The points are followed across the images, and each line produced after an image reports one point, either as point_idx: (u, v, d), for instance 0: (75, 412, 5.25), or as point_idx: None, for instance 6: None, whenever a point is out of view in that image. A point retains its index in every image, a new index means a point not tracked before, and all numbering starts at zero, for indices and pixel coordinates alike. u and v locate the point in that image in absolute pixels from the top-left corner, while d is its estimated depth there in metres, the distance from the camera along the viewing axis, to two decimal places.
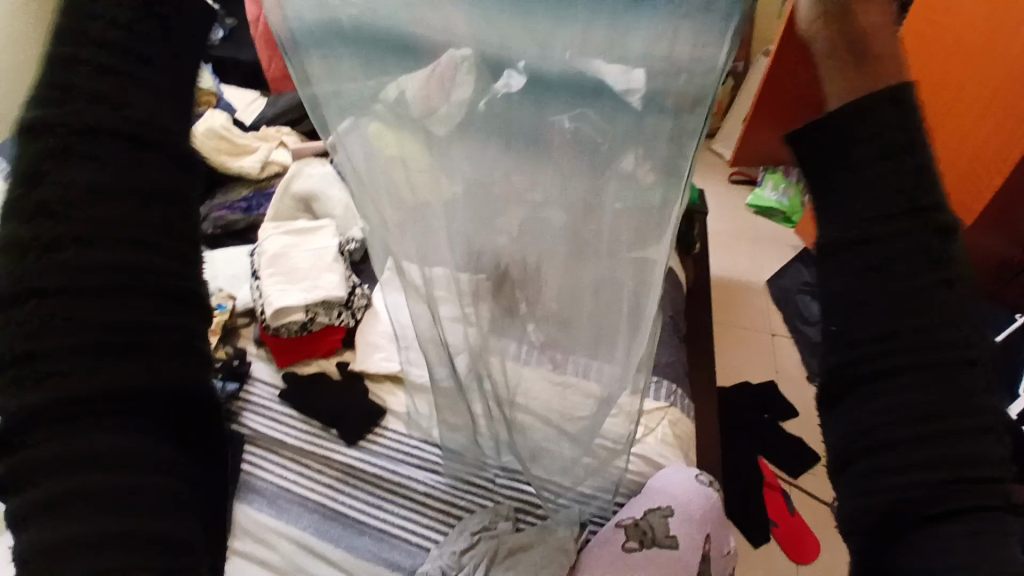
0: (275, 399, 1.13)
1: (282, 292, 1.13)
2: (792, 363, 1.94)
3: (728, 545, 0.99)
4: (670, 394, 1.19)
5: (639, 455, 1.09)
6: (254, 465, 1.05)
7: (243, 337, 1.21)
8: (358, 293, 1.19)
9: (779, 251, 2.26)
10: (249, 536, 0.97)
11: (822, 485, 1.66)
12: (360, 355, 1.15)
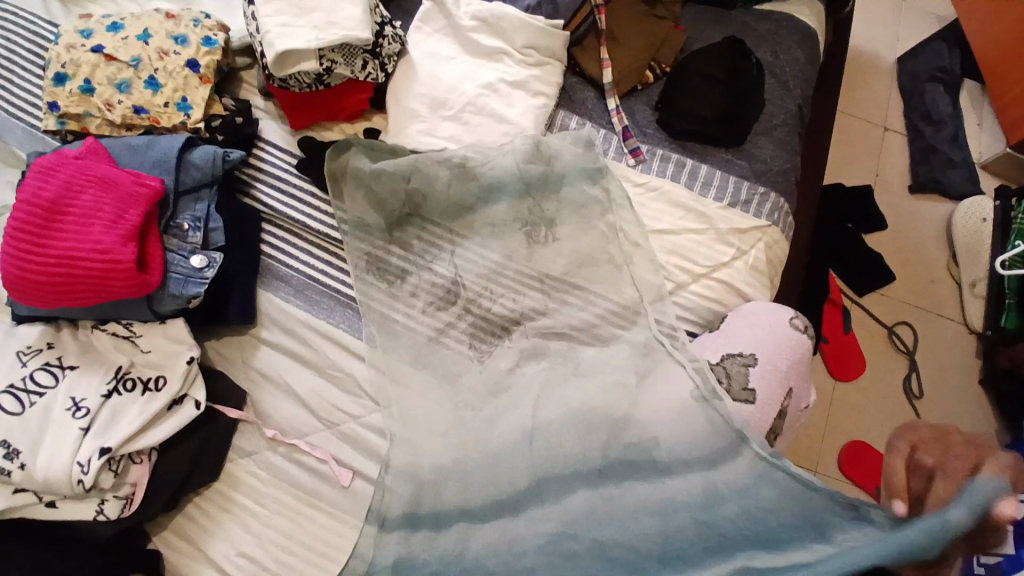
0: (292, 171, 0.93)
1: (285, 31, 0.81)
2: (897, 168, 1.64)
3: (807, 400, 0.90)
4: (775, 211, 0.94)
5: (721, 281, 0.90)
6: (276, 248, 0.90)
7: (245, 87, 0.95)
8: (387, 36, 0.89)
9: (918, 22, 1.79)
10: (276, 327, 0.87)
11: (887, 308, 1.53)
12: (394, 123, 0.94)
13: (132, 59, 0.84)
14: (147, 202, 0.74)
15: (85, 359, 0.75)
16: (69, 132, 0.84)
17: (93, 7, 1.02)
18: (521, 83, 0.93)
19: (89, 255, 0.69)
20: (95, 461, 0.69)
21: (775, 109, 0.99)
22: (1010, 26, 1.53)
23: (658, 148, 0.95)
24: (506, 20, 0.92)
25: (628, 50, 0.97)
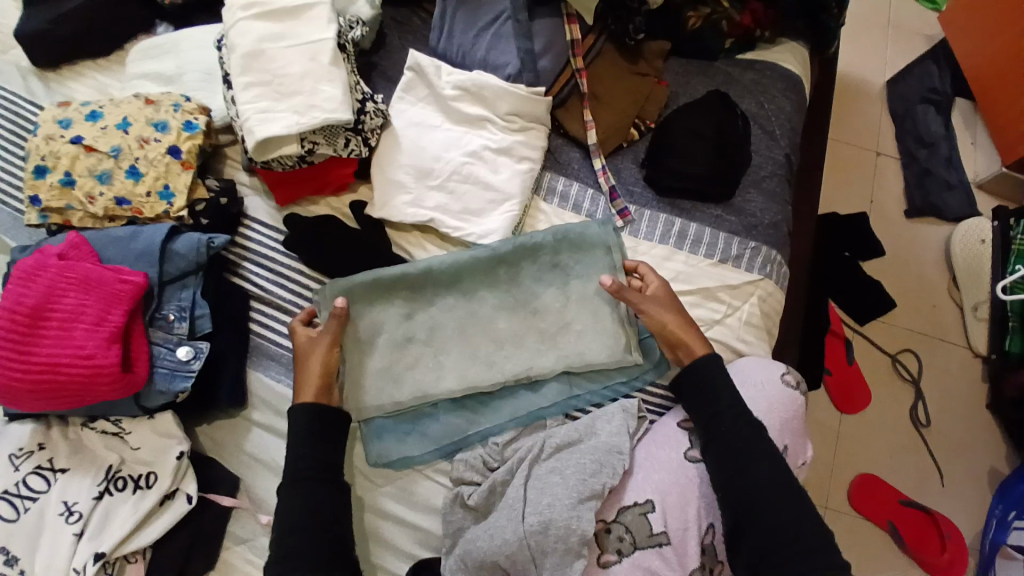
0: (280, 248, 0.92)
1: (265, 116, 0.82)
2: (891, 193, 1.64)
3: (805, 456, 0.88)
4: (767, 263, 0.93)
5: (715, 339, 0.91)
6: (265, 325, 0.90)
7: (229, 163, 0.96)
8: (369, 110, 0.91)
9: (906, 43, 1.79)
10: (268, 407, 0.87)
11: (889, 336, 1.51)
12: (380, 196, 0.92)
13: (113, 150, 0.84)
14: (130, 298, 0.73)
15: (75, 460, 0.75)
16: (53, 224, 0.86)
17: (76, 85, 1.03)
18: (506, 149, 0.92)
19: (73, 361, 0.69)
20: (90, 566, 0.70)
21: (763, 160, 0.98)
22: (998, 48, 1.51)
23: (646, 209, 0.95)
24: (487, 88, 0.92)
25: (613, 109, 0.97)
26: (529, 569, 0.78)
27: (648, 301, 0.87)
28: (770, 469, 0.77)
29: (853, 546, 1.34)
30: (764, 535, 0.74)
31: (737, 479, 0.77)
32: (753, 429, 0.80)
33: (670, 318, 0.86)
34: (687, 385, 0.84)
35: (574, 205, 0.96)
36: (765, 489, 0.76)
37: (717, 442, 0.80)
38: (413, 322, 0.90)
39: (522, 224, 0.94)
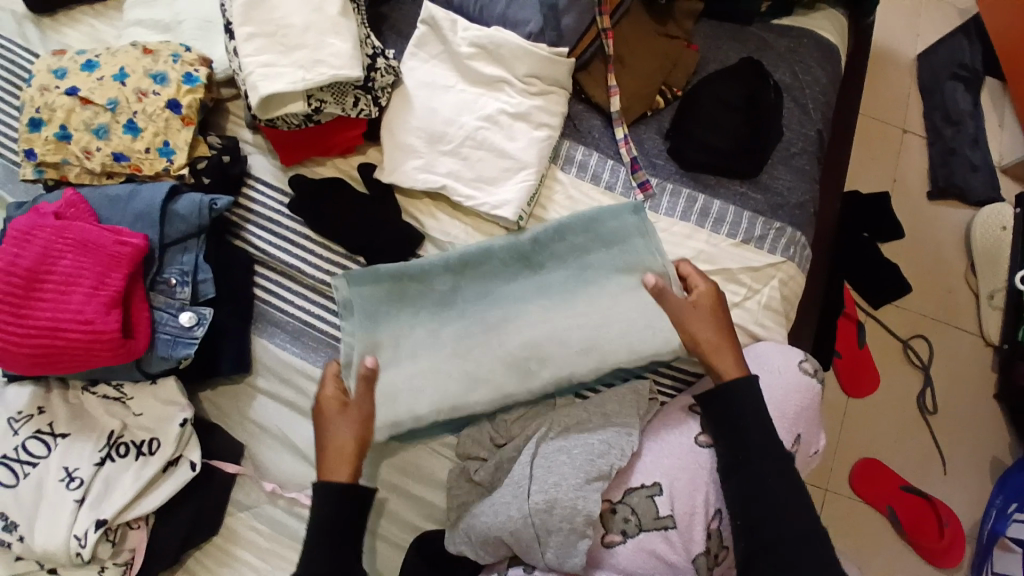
0: (284, 211, 0.88)
1: (268, 70, 0.77)
2: (915, 172, 1.58)
3: (817, 445, 0.86)
4: (791, 245, 0.90)
5: (732, 322, 0.88)
6: (269, 291, 0.87)
7: (232, 119, 0.91)
8: (380, 67, 0.85)
9: (938, 13, 1.69)
10: (272, 375, 0.85)
11: (901, 320, 1.49)
12: (389, 159, 0.87)
13: (109, 103, 0.79)
14: (129, 262, 0.70)
15: (76, 426, 0.73)
16: (49, 180, 0.81)
17: (72, 32, 0.96)
18: (524, 115, 0.87)
19: (72, 326, 0.67)
20: (91, 533, 0.69)
21: (795, 135, 0.93)
22: None
23: (668, 182, 0.91)
24: (506, 47, 0.86)
25: (638, 75, 0.91)
26: (534, 546, 0.77)
27: (686, 313, 0.82)
28: (785, 482, 0.74)
29: (845, 526, 1.37)
30: (777, 552, 0.71)
31: (763, 517, 0.72)
32: (784, 472, 0.74)
33: (705, 334, 0.81)
34: (716, 409, 0.78)
35: (593, 176, 0.91)
36: (792, 531, 0.71)
37: (743, 477, 0.74)
38: (434, 314, 0.86)
39: (538, 195, 0.90)
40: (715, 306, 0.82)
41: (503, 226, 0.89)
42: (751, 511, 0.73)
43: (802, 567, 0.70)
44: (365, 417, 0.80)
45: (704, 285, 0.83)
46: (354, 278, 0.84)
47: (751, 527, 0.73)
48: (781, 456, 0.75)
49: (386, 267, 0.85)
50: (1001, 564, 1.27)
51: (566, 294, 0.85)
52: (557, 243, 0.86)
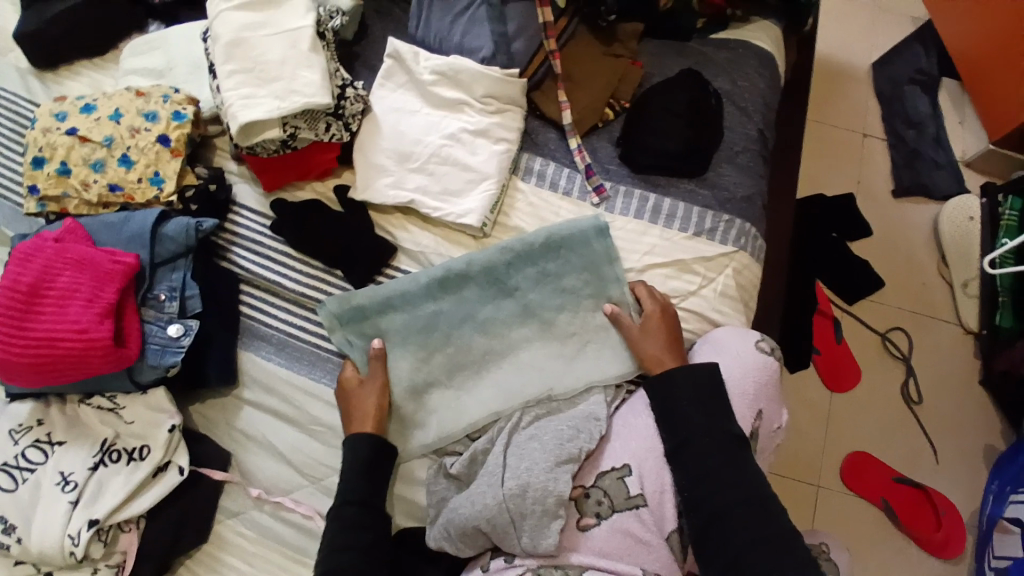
0: (267, 232, 0.96)
1: (248, 101, 0.86)
2: (880, 172, 1.60)
3: (780, 421, 0.90)
4: (741, 237, 0.95)
5: (691, 310, 0.93)
6: (255, 307, 0.93)
7: (218, 153, 0.99)
8: (349, 97, 0.94)
9: (895, 24, 1.74)
10: (258, 386, 0.90)
11: (879, 314, 1.50)
12: (362, 179, 0.95)
13: (105, 139, 0.88)
14: (121, 278, 0.77)
15: (72, 433, 0.79)
16: (51, 213, 0.89)
17: (72, 83, 1.07)
18: (483, 131, 0.95)
19: (68, 335, 0.73)
20: (84, 532, 0.73)
21: (737, 136, 1.00)
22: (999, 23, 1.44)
23: (622, 185, 0.98)
24: (464, 72, 0.95)
25: (587, 90, 1.00)
26: (509, 532, 0.79)
27: (632, 334, 0.89)
28: (735, 465, 0.78)
29: (842, 523, 1.34)
30: (737, 532, 0.74)
31: (708, 490, 0.77)
32: (723, 448, 0.80)
33: (654, 349, 0.87)
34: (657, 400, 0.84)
35: (552, 184, 0.98)
36: (732, 499, 0.76)
37: (685, 458, 0.80)
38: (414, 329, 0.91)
39: (501, 203, 0.97)
40: (661, 322, 0.88)
41: (471, 234, 0.96)
42: (697, 485, 0.78)
43: (749, 530, 0.74)
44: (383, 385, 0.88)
45: (650, 305, 0.89)
46: (339, 305, 0.90)
47: (696, 503, 0.78)
48: (721, 435, 0.80)
49: (370, 293, 0.90)
50: (1001, 549, 1.24)
51: (530, 296, 0.92)
52: (526, 256, 0.92)
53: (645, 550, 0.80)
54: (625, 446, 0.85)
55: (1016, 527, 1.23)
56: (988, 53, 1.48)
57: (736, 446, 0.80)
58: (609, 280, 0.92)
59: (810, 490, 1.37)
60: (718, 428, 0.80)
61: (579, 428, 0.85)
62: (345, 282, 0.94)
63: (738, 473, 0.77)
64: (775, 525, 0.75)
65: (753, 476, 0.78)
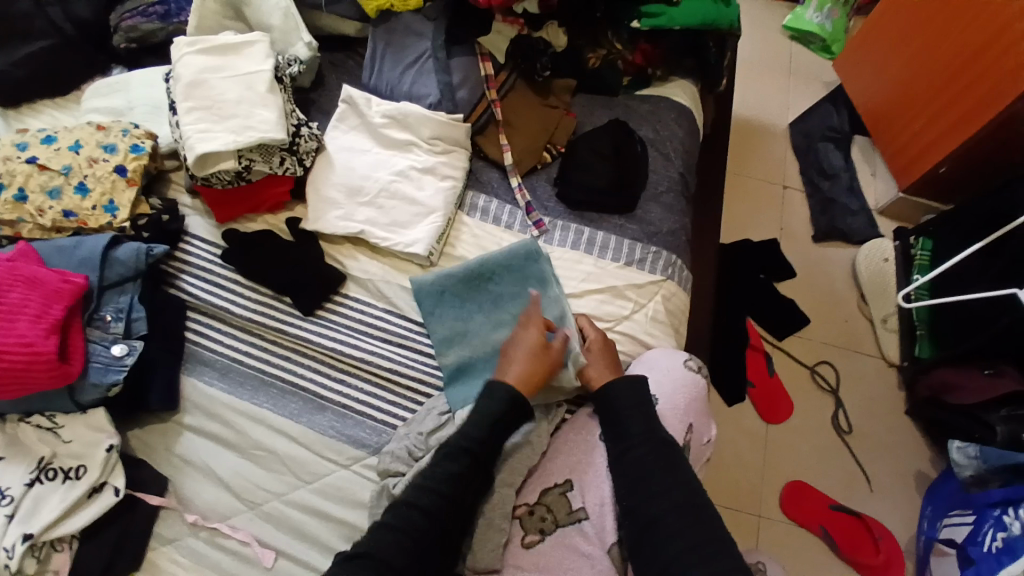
0: (218, 261, 0.99)
1: (205, 135, 0.92)
2: (799, 221, 1.76)
3: (710, 435, 0.95)
4: (668, 266, 1.04)
5: (624, 333, 0.99)
6: (201, 333, 0.95)
7: (173, 186, 1.04)
8: (303, 136, 1.01)
9: (806, 89, 1.96)
10: (200, 411, 0.90)
11: (807, 349, 1.60)
12: (313, 211, 1.00)
13: (64, 168, 0.91)
14: (70, 296, 0.78)
15: (11, 450, 0.77)
16: (2, 237, 0.90)
17: (32, 120, 1.11)
18: (430, 169, 1.03)
19: (10, 350, 0.73)
20: (19, 545, 0.72)
21: (661, 178, 1.11)
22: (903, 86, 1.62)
23: (559, 220, 1.06)
24: (412, 116, 1.03)
25: (525, 134, 1.10)
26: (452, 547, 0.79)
27: (511, 357, 0.89)
28: (672, 472, 0.81)
29: (789, 551, 1.36)
30: (672, 538, 0.75)
31: (642, 498, 0.79)
32: (660, 457, 0.82)
33: (518, 370, 0.87)
34: (601, 414, 0.88)
35: (494, 219, 1.06)
36: (670, 505, 0.78)
37: (626, 465, 0.83)
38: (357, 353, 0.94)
39: (447, 235, 1.04)
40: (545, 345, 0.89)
41: (418, 264, 1.01)
42: (633, 491, 0.80)
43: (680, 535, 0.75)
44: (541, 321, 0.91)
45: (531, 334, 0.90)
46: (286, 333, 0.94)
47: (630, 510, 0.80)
48: (657, 445, 0.83)
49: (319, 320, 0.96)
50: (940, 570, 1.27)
51: (470, 318, 0.97)
52: (466, 281, 0.97)
53: (588, 566, 0.80)
54: (565, 462, 0.87)
55: (950, 549, 1.26)
56: (888, 110, 1.67)
57: (670, 455, 0.82)
58: (545, 301, 0.97)
59: (751, 519, 1.40)
60: (653, 437, 0.83)
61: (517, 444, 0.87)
62: (293, 307, 0.97)
63: (674, 479, 0.80)
64: (711, 528, 0.77)
65: (687, 483, 0.80)
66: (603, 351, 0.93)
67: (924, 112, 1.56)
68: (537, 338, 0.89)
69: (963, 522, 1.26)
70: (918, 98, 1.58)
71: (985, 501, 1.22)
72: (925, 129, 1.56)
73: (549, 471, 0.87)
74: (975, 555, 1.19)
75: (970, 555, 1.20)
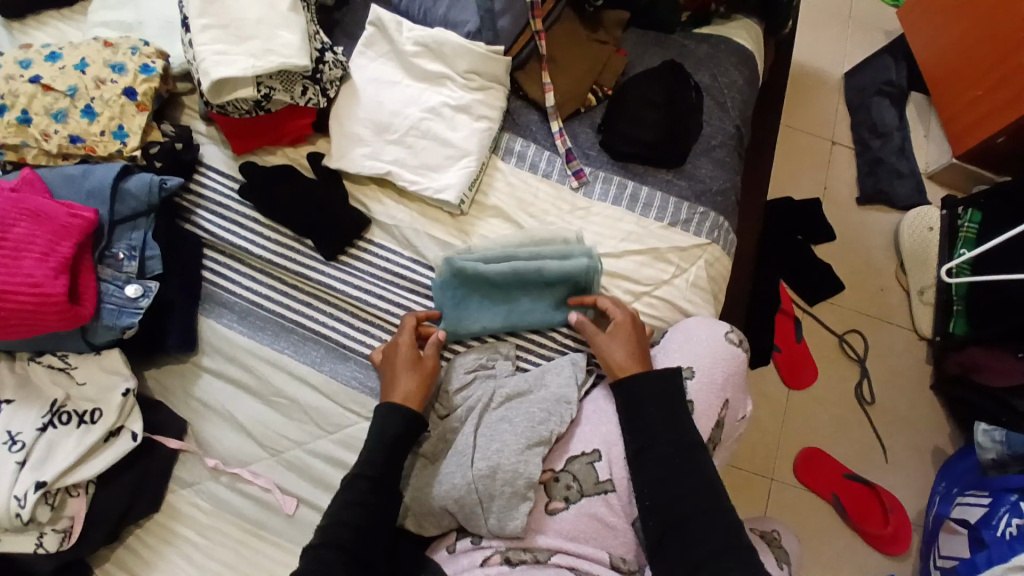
0: (234, 195, 0.93)
1: (220, 58, 0.84)
2: (844, 180, 1.64)
3: (744, 410, 0.91)
4: (714, 229, 0.96)
5: (662, 299, 0.93)
6: (218, 274, 0.90)
7: (186, 111, 0.97)
8: (328, 62, 0.92)
9: (865, 37, 1.79)
10: (218, 354, 0.87)
11: (837, 316, 1.53)
12: (338, 147, 0.93)
13: (69, 89, 0.87)
14: (79, 232, 0.76)
15: (20, 392, 0.77)
16: (8, 162, 0.88)
17: (37, 33, 1.04)
18: (464, 107, 0.94)
19: (21, 290, 0.72)
20: (31, 494, 0.72)
21: (714, 130, 1.01)
22: (968, 44, 1.48)
23: (601, 171, 0.98)
24: (447, 46, 0.93)
25: (570, 74, 1.00)
26: (477, 512, 0.76)
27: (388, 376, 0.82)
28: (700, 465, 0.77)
29: (799, 517, 1.37)
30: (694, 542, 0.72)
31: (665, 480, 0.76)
32: (681, 446, 0.78)
33: (408, 385, 0.81)
34: (625, 399, 0.82)
35: (531, 166, 0.98)
36: (695, 504, 0.74)
37: (652, 446, 0.78)
38: (383, 301, 0.90)
39: (479, 182, 0.96)
40: (416, 358, 0.83)
41: (447, 212, 0.94)
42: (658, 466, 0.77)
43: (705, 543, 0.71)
44: (429, 374, 0.83)
45: (404, 339, 0.84)
46: (306, 283, 0.90)
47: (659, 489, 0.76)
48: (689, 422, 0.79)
49: (345, 271, 0.91)
50: (947, 548, 1.27)
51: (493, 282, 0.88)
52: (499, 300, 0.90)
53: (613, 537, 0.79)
54: (594, 430, 0.84)
55: (962, 528, 1.25)
56: (951, 68, 1.53)
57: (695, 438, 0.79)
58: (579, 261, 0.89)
59: (763, 481, 1.40)
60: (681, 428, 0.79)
61: (547, 408, 0.83)
62: (315, 251, 0.91)
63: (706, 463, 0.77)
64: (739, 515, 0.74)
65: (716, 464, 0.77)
66: (634, 324, 0.87)
67: (990, 74, 1.43)
68: (419, 387, 0.82)
69: (977, 502, 1.24)
70: (986, 59, 1.44)
71: (1000, 485, 1.21)
72: (989, 95, 1.44)
73: (578, 439, 0.84)
74: (987, 538, 1.18)
75: (982, 538, 1.20)
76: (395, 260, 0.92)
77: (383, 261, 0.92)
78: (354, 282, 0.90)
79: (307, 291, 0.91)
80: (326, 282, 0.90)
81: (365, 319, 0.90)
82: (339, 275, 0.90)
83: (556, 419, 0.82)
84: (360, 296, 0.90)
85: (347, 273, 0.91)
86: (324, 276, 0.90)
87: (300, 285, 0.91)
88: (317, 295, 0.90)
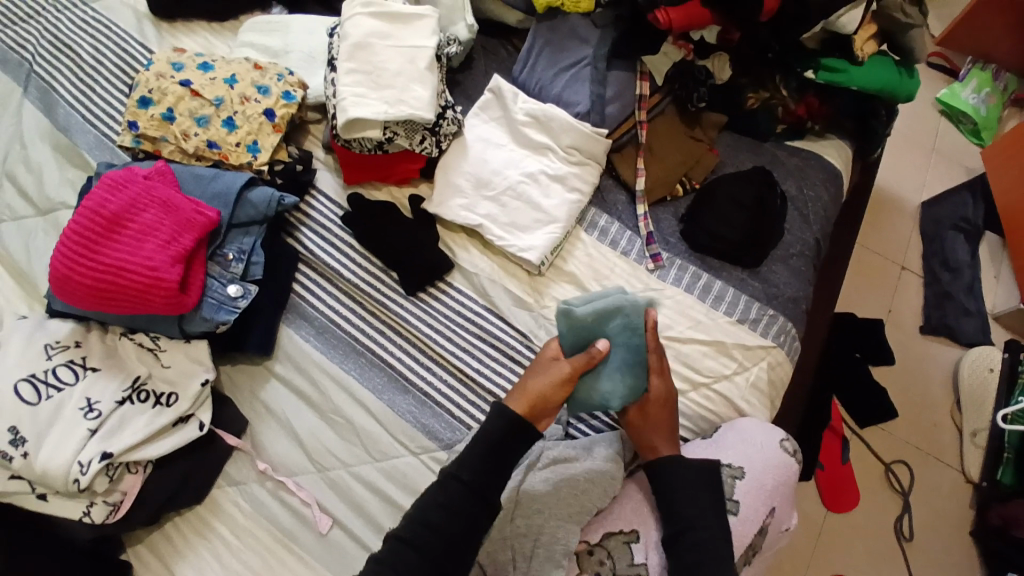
0: (336, 220, 1.00)
1: (358, 99, 0.93)
2: (910, 307, 1.62)
3: (788, 523, 0.90)
4: (781, 334, 0.97)
5: (720, 393, 0.94)
6: (306, 289, 0.97)
7: (310, 137, 1.07)
8: (448, 118, 1.01)
9: (946, 170, 1.80)
10: (290, 363, 0.92)
11: (887, 443, 1.48)
12: (438, 194, 1.00)
13: (216, 99, 0.98)
14: (201, 229, 0.85)
15: (107, 363, 0.83)
16: (142, 149, 0.99)
17: (186, 39, 1.18)
18: (561, 177, 1.00)
19: (140, 270, 0.80)
20: (95, 463, 0.76)
21: (794, 239, 1.04)
22: None
23: (678, 258, 1.01)
24: (556, 121, 1.01)
25: (663, 162, 1.05)
26: (508, 569, 0.78)
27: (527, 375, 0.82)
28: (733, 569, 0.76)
29: None
30: None
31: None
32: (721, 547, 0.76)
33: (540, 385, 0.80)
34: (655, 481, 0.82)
35: (612, 242, 1.02)
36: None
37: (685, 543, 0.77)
38: (449, 343, 0.94)
39: (560, 248, 1.01)
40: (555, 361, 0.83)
41: (526, 269, 0.99)
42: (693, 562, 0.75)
43: None
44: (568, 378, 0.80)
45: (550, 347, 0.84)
46: (383, 313, 0.96)
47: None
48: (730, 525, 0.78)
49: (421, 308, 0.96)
50: None
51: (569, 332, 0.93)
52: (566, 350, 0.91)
53: None
54: (634, 512, 0.84)
55: None
56: None
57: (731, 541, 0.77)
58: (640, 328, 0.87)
59: None
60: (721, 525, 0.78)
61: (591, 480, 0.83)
62: (398, 285, 0.97)
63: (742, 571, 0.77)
64: None
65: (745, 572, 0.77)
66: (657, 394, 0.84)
67: None
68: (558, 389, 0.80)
69: None
70: None
71: None
72: None
73: (615, 517, 0.83)
74: None
75: None
76: (470, 306, 0.96)
77: (458, 305, 0.96)
78: (426, 320, 0.95)
79: (381, 320, 0.95)
80: (401, 316, 0.95)
81: (430, 356, 0.94)
82: (415, 311, 0.95)
83: (598, 493, 0.82)
84: (429, 334, 0.94)
85: (422, 310, 0.96)
86: (401, 309, 0.95)
87: (376, 314, 0.96)
88: (391, 325, 0.95)
